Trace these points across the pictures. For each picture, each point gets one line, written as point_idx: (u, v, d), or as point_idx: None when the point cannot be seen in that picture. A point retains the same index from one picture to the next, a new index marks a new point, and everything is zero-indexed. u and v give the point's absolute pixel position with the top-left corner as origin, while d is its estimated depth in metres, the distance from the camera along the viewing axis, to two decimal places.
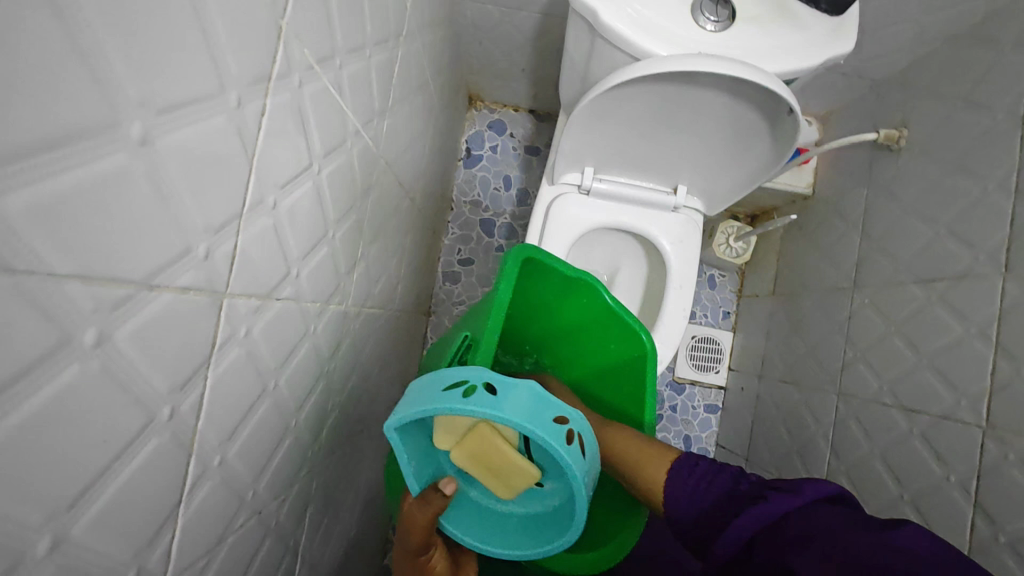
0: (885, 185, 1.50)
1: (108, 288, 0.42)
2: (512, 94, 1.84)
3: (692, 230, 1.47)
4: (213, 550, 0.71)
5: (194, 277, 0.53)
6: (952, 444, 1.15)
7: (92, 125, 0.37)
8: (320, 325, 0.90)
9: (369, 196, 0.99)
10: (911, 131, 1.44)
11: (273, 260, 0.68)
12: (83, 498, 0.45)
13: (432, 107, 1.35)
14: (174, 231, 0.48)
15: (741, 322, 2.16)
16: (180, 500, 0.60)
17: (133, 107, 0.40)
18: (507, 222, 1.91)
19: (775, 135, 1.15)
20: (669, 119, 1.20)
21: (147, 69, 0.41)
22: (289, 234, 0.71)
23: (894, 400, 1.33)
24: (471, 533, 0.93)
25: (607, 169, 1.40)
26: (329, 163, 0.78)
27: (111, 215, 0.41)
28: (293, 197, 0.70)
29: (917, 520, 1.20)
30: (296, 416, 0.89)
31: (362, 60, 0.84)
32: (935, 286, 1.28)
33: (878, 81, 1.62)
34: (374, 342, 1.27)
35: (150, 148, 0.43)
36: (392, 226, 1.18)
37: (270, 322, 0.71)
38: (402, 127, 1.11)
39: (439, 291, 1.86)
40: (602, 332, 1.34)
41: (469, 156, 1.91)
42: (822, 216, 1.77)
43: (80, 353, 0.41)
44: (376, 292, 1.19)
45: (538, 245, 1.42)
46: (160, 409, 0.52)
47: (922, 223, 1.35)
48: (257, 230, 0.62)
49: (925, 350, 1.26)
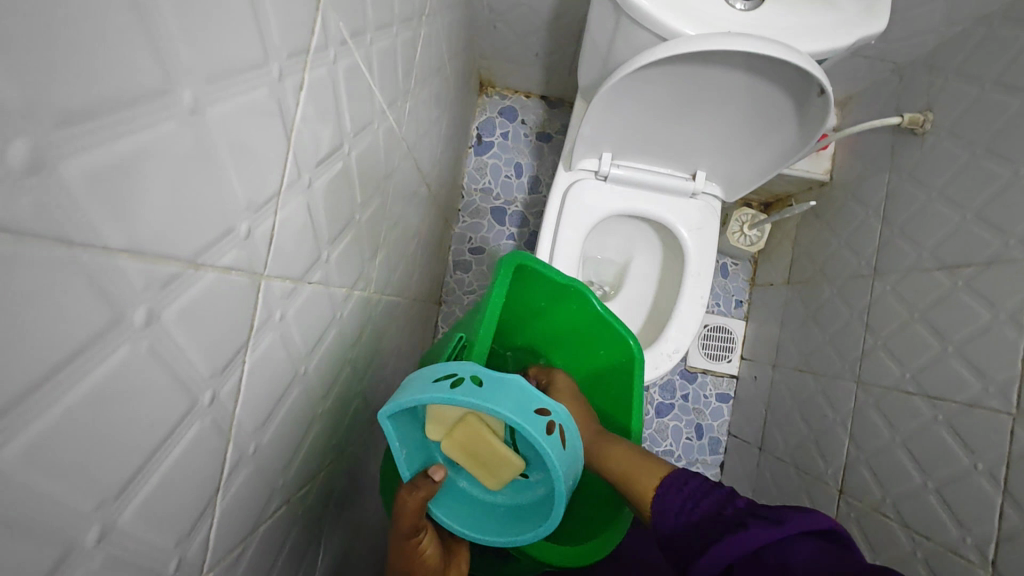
0: (909, 170, 1.49)
1: (159, 265, 0.41)
2: (525, 79, 1.82)
3: (710, 216, 1.46)
4: (247, 539, 0.71)
5: (236, 257, 0.52)
6: (980, 432, 1.15)
7: (147, 90, 0.36)
8: (344, 311, 0.89)
9: (391, 180, 0.98)
10: (937, 115, 1.42)
11: (302, 243, 0.66)
12: (128, 491, 0.44)
13: (448, 91, 1.33)
14: (219, 208, 0.48)
15: (754, 311, 2.15)
16: (217, 491, 0.59)
17: (186, 72, 0.40)
18: (519, 210, 1.89)
19: (802, 119, 1.14)
20: (692, 102, 1.18)
21: (198, 32, 0.40)
22: (319, 217, 0.69)
23: (917, 388, 1.32)
24: (458, 520, 0.91)
25: (625, 154, 1.39)
26: (355, 145, 0.76)
27: (161, 187, 0.40)
28: (323, 179, 0.68)
29: (942, 509, 1.19)
30: (320, 403, 0.88)
31: (388, 37, 0.82)
32: (961, 272, 1.27)
33: (900, 64, 1.61)
34: (390, 330, 1.26)
35: (199, 117, 0.42)
36: (410, 212, 1.17)
37: (299, 310, 0.70)
38: (421, 110, 1.10)
39: (449, 280, 1.85)
40: (591, 337, 1.34)
41: (480, 143, 1.89)
42: (840, 203, 1.76)
43: (130, 333, 0.40)
44: (396, 278, 1.18)
45: (554, 232, 1.40)
46: (201, 394, 0.51)
47: (949, 208, 1.34)
48: (294, 209, 0.62)
49: (951, 337, 1.26)
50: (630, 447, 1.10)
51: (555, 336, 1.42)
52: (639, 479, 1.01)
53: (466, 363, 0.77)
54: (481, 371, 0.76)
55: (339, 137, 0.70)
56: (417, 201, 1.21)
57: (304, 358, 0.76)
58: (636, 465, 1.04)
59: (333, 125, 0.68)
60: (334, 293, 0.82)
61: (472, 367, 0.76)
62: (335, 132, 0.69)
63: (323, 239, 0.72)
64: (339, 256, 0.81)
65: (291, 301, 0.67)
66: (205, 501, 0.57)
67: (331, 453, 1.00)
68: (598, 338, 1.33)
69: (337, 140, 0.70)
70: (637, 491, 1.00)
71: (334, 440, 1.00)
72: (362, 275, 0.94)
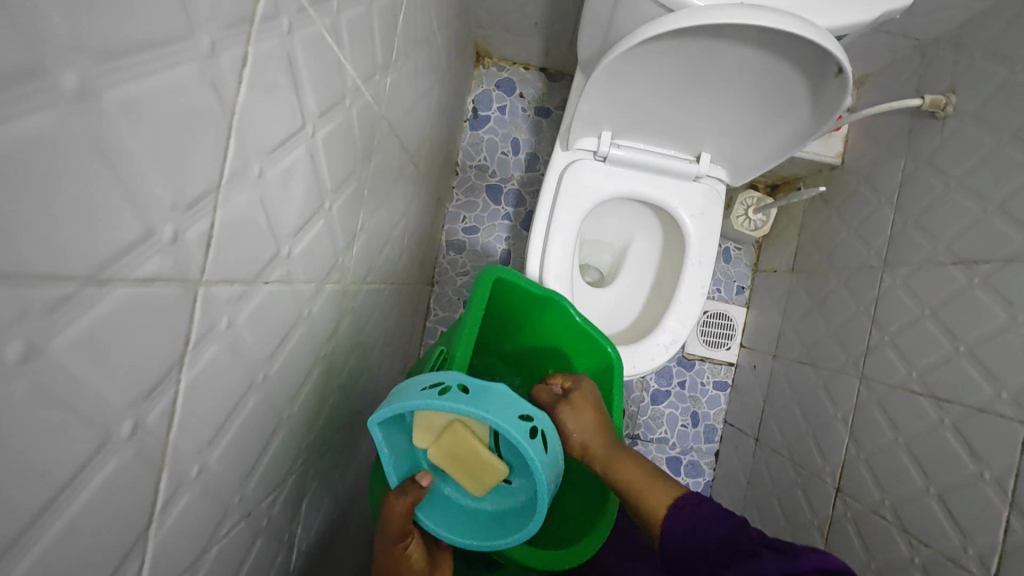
0: (928, 156, 1.43)
1: (45, 287, 0.37)
2: (523, 50, 1.74)
3: (713, 201, 1.40)
4: (196, 564, 0.69)
5: (160, 263, 0.48)
6: (990, 439, 1.11)
7: (10, 74, 0.31)
8: (315, 305, 0.85)
9: (370, 161, 0.93)
10: (961, 98, 1.35)
11: (253, 236, 0.62)
12: (24, 540, 0.40)
13: (438, 64, 1.26)
14: (131, 208, 0.43)
15: (756, 297, 2.12)
16: (151, 521, 0.57)
17: (66, 51, 0.34)
18: (514, 188, 1.83)
19: (817, 103, 1.09)
20: (698, 80, 1.12)
21: (84, 6, 0.34)
22: (274, 206, 0.65)
23: (924, 389, 1.29)
24: (446, 527, 0.88)
25: (626, 134, 1.32)
26: (322, 125, 0.71)
27: (40, 195, 0.35)
28: (278, 163, 0.63)
29: (944, 517, 1.17)
30: (288, 403, 0.85)
31: (364, 5, 0.76)
32: (979, 269, 1.22)
33: (924, 41, 1.53)
34: (375, 318, 1.22)
35: (91, 102, 0.37)
36: (393, 195, 1.12)
37: (248, 309, 0.65)
38: (405, 85, 1.03)
39: (442, 261, 1.80)
40: (574, 344, 1.31)
41: (476, 117, 1.82)
42: (852, 188, 1.70)
43: (4, 370, 0.35)
44: (378, 265, 1.14)
45: (550, 216, 1.35)
46: (118, 427, 0.48)
47: (969, 200, 1.29)
48: (240, 201, 0.58)
49: (963, 337, 1.22)
50: (642, 458, 1.04)
51: (540, 343, 1.38)
52: (652, 496, 0.96)
53: (452, 371, 0.72)
54: (464, 376, 0.72)
55: (300, 116, 0.65)
56: (400, 183, 1.14)
57: (257, 364, 0.72)
58: (650, 480, 0.98)
59: (292, 104, 0.63)
60: (300, 287, 0.78)
61: (457, 375, 0.72)
62: (294, 112, 0.64)
63: (281, 231, 0.68)
64: (306, 247, 0.77)
65: (240, 298, 0.63)
66: (134, 535, 0.55)
67: (306, 450, 0.97)
68: (580, 345, 1.30)
69: (298, 122, 0.65)
70: (649, 510, 0.94)
71: (308, 436, 0.97)
72: (341, 265, 0.89)
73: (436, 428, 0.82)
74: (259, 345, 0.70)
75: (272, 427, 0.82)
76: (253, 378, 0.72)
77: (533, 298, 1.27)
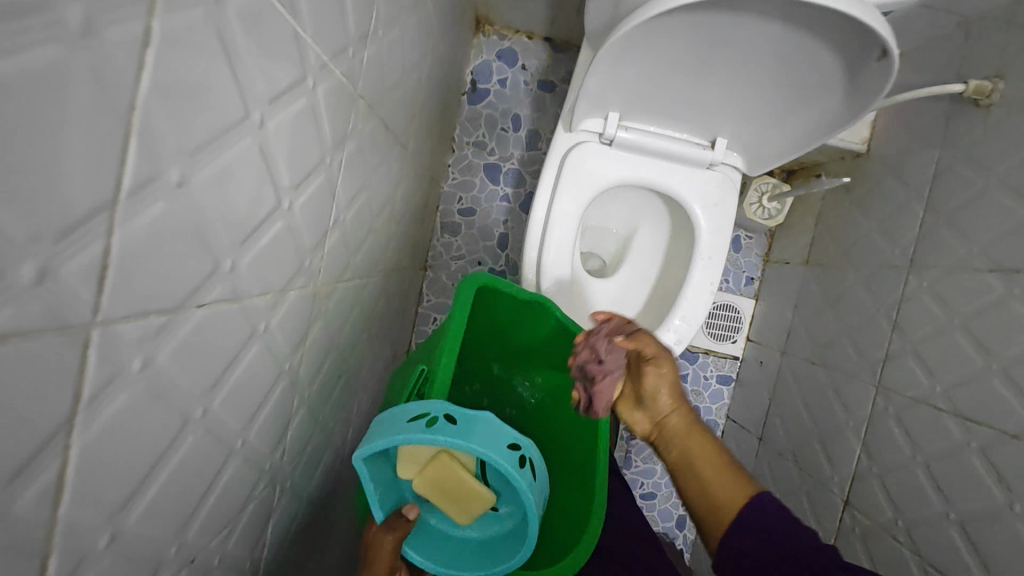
0: (968, 150, 1.32)
1: None
2: (528, 17, 1.62)
3: (727, 191, 1.32)
4: None
5: (25, 311, 0.33)
6: (1019, 468, 1.04)
7: None
8: (302, 316, 0.78)
9: (358, 149, 0.85)
10: (1008, 85, 1.23)
11: (227, 254, 0.54)
12: None
13: (429, 32, 1.15)
14: None
15: (766, 289, 2.04)
16: None
17: None
18: (514, 167, 1.74)
19: (851, 88, 0.99)
20: (717, 57, 1.02)
21: None
22: (250, 217, 0.56)
23: (948, 406, 1.22)
24: (433, 559, 0.84)
25: (635, 115, 1.23)
26: (306, 115, 0.62)
27: None
28: (255, 168, 0.55)
29: (964, 547, 1.12)
30: (271, 429, 0.77)
31: None
32: (1017, 278, 1.12)
33: (969, 16, 1.38)
34: (361, 314, 1.14)
35: None
36: (381, 183, 1.04)
37: (226, 336, 0.58)
38: (393, 59, 0.93)
39: (436, 244, 1.73)
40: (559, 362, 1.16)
41: (474, 90, 1.72)
42: (878, 180, 1.61)
43: None
44: (366, 259, 1.07)
45: (549, 204, 1.27)
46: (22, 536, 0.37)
47: (1010, 201, 1.18)
48: (153, 219, 0.42)
49: (996, 354, 1.13)
50: (727, 460, 0.84)
51: (531, 354, 1.22)
52: (714, 489, 0.81)
53: (435, 399, 0.65)
54: (450, 405, 0.64)
55: (279, 110, 0.56)
56: (387, 170, 1.06)
57: (226, 399, 0.62)
58: (720, 471, 0.83)
59: (268, 96, 0.54)
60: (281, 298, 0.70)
61: (441, 405, 0.65)
62: (271, 104, 0.55)
63: (261, 245, 0.60)
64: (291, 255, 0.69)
65: (216, 327, 0.55)
66: None
67: (299, 463, 0.93)
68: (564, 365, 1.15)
69: (275, 118, 0.56)
70: (709, 503, 0.81)
71: (303, 447, 0.93)
72: (325, 267, 0.82)
73: (420, 460, 0.82)
74: (242, 372, 0.63)
75: (254, 460, 0.74)
76: (223, 414, 0.63)
77: (518, 308, 1.16)
